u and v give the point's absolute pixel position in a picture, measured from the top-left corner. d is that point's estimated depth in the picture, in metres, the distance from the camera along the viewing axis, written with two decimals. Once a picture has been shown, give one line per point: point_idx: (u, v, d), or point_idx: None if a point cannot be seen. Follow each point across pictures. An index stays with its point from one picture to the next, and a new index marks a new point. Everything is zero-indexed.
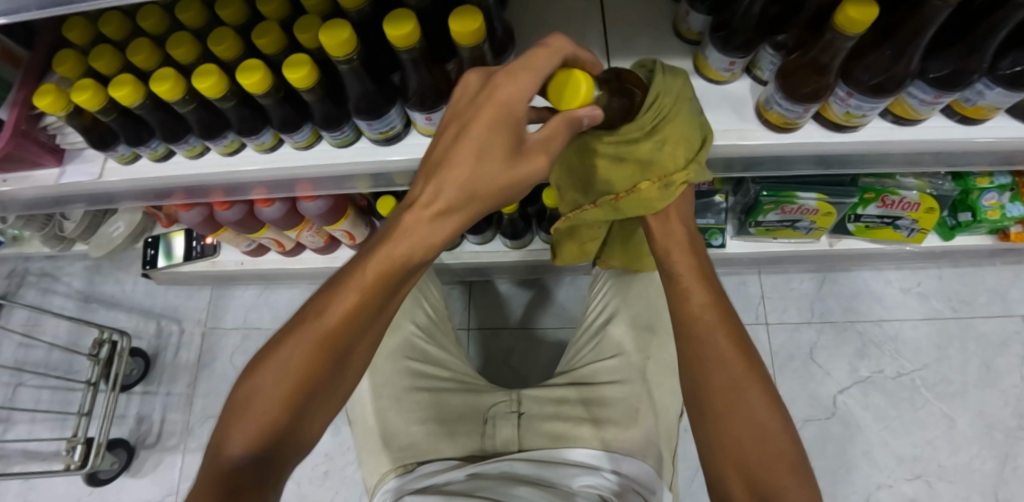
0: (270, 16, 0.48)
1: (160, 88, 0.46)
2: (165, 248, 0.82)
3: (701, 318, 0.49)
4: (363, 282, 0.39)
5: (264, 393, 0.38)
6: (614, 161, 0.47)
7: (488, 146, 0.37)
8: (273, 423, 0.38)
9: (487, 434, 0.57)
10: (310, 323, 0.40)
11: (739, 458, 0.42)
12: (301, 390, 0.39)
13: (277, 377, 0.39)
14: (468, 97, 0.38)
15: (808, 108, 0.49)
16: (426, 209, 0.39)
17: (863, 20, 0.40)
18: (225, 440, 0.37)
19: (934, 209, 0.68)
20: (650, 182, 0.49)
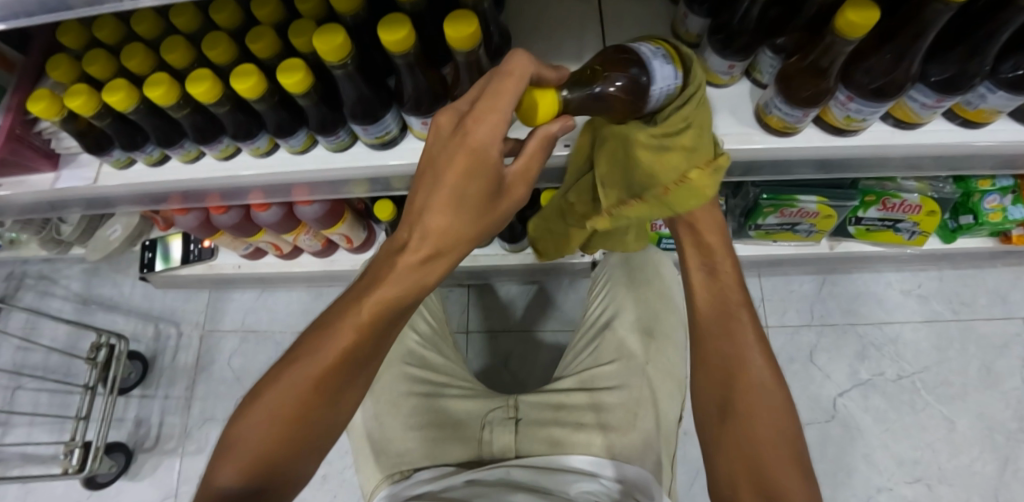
0: (264, 20, 0.48)
1: (154, 92, 0.46)
2: (162, 251, 0.82)
3: (732, 320, 0.49)
4: (357, 323, 0.38)
5: (251, 435, 0.39)
6: (658, 150, 0.41)
7: (468, 191, 0.35)
8: (261, 464, 0.39)
9: (485, 440, 0.57)
10: (306, 360, 0.39)
11: (751, 459, 0.42)
12: (286, 432, 0.39)
13: (266, 419, 0.39)
14: (442, 139, 0.35)
15: (807, 112, 0.48)
16: (414, 254, 0.37)
17: (864, 24, 0.39)
18: (215, 475, 0.39)
19: (935, 211, 0.68)
20: (698, 171, 0.42)
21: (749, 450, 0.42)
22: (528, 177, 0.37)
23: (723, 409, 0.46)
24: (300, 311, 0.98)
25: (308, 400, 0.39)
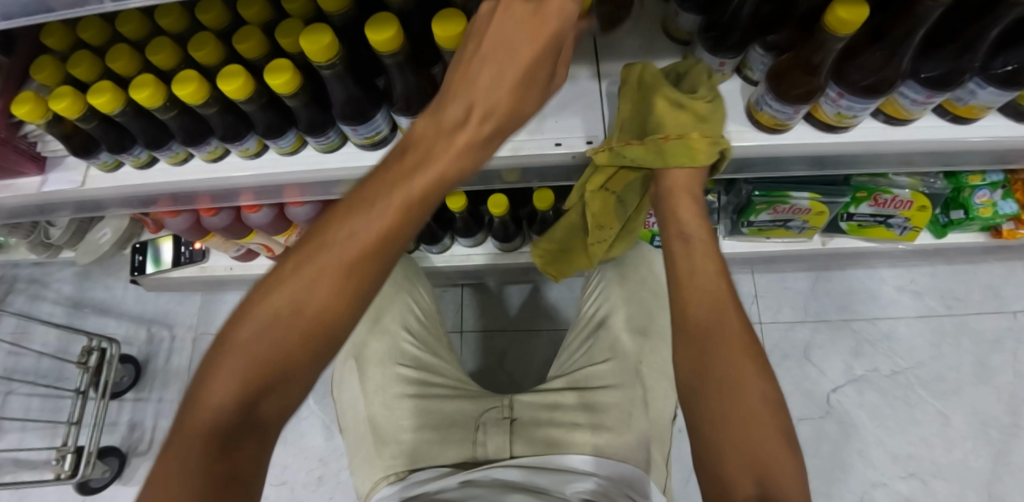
0: (251, 20, 0.47)
1: (140, 95, 0.46)
2: (153, 254, 0.81)
3: (705, 278, 0.45)
4: (404, 200, 0.34)
5: (258, 342, 0.32)
6: (673, 106, 0.47)
7: (533, 72, 0.35)
8: (269, 375, 0.32)
9: (479, 442, 0.57)
10: (336, 247, 0.33)
11: (744, 446, 0.38)
12: (302, 346, 0.32)
13: (277, 323, 0.32)
14: (508, 14, 0.35)
15: (798, 109, 0.48)
16: (468, 132, 0.35)
17: (854, 21, 0.40)
18: (205, 390, 0.31)
19: (927, 207, 0.68)
20: (700, 136, 0.46)
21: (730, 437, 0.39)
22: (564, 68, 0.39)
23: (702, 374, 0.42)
24: None
25: (343, 297, 0.33)
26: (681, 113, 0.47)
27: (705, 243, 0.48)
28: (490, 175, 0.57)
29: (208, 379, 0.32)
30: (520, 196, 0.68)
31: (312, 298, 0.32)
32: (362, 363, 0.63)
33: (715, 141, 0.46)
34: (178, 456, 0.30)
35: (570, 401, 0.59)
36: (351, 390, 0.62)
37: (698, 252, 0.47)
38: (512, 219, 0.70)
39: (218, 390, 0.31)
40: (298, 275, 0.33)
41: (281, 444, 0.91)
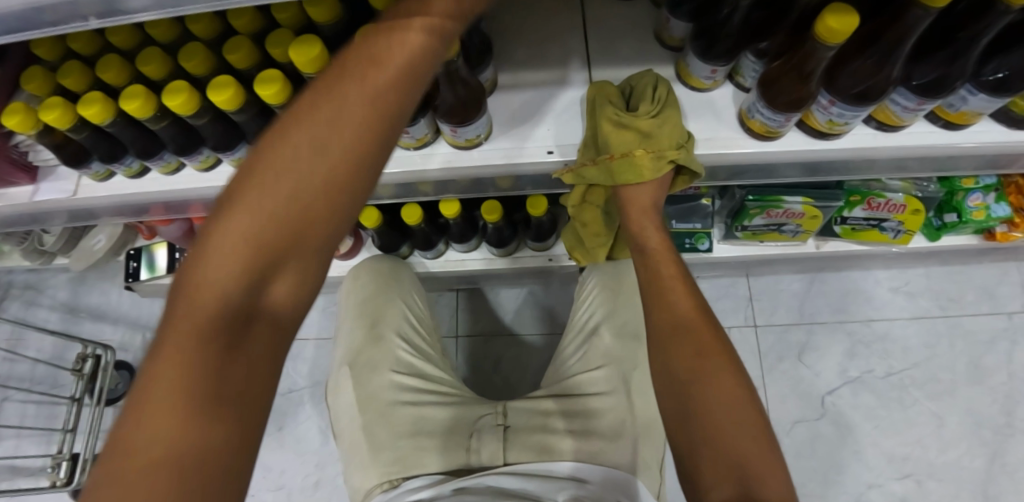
0: (241, 29, 0.47)
1: (130, 106, 0.45)
2: (147, 260, 0.79)
3: (671, 289, 0.53)
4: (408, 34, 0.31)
5: (276, 201, 0.29)
6: (617, 127, 0.48)
7: None
8: (276, 232, 0.29)
9: (473, 449, 0.56)
10: (338, 87, 0.30)
11: (717, 434, 0.44)
12: (324, 215, 0.30)
13: (280, 173, 0.29)
14: None
15: (789, 117, 0.48)
16: None
17: (843, 31, 0.40)
18: (207, 260, 0.29)
19: (920, 211, 0.68)
20: (644, 152, 0.50)
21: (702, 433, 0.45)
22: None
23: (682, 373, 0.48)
24: None
25: (351, 139, 0.30)
26: (625, 131, 0.49)
27: (670, 258, 0.55)
28: (483, 182, 0.57)
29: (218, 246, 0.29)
30: (513, 201, 0.68)
31: (317, 140, 0.29)
32: (356, 371, 0.63)
33: (659, 156, 0.49)
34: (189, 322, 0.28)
35: (561, 408, 0.60)
36: (346, 397, 0.62)
37: (659, 265, 0.55)
38: (507, 224, 0.70)
39: (219, 255, 0.29)
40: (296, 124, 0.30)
41: (278, 449, 0.91)
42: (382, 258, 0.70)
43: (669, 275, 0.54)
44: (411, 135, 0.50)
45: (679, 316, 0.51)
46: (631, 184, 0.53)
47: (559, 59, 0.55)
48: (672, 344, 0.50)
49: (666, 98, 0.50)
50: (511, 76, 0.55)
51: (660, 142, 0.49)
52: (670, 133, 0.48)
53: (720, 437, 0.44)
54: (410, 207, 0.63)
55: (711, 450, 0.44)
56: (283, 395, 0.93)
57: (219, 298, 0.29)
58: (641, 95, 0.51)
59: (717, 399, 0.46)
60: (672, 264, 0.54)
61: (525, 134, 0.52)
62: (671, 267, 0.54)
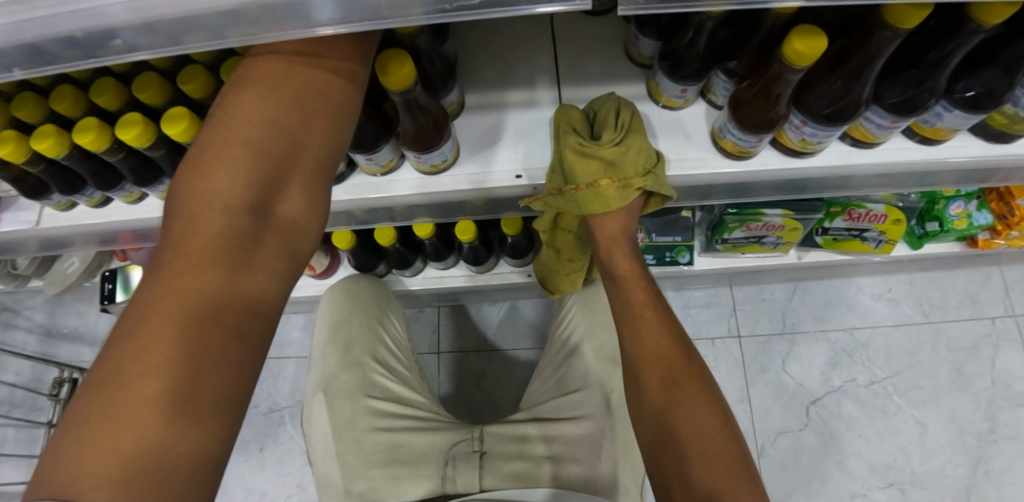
0: (198, 58, 0.46)
1: (83, 139, 0.44)
2: (123, 282, 0.78)
3: (643, 316, 0.52)
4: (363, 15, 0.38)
5: (259, 144, 0.33)
6: (582, 156, 0.48)
7: None
8: (269, 158, 0.34)
9: (448, 477, 0.56)
10: (310, 48, 0.36)
11: (692, 464, 0.44)
12: (300, 157, 0.35)
13: (267, 105, 0.34)
14: None
15: (761, 137, 0.47)
16: None
17: (811, 53, 0.38)
18: (204, 180, 0.32)
19: (901, 221, 0.67)
20: (610, 181, 0.50)
21: (678, 465, 0.44)
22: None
23: (664, 400, 0.48)
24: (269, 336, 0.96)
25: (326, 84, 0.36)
26: (590, 159, 0.48)
27: (642, 284, 0.54)
28: (453, 206, 0.56)
29: (199, 194, 0.32)
30: (488, 220, 0.67)
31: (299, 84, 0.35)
32: (330, 394, 0.63)
33: (624, 186, 0.49)
34: (179, 277, 0.30)
35: (539, 433, 0.59)
36: (321, 422, 0.62)
37: (631, 292, 0.54)
38: (483, 242, 0.69)
39: (219, 172, 0.32)
40: (277, 69, 0.35)
41: (260, 469, 0.90)
42: (356, 279, 0.68)
43: (641, 301, 0.53)
44: (376, 161, 0.48)
45: (648, 341, 0.51)
46: (598, 213, 0.52)
47: (527, 79, 0.55)
48: (644, 372, 0.50)
49: (630, 123, 0.49)
50: (479, 98, 0.54)
51: (626, 170, 0.48)
52: (635, 161, 0.48)
53: (692, 468, 0.43)
54: (383, 229, 0.62)
55: (694, 472, 0.43)
56: (265, 415, 0.93)
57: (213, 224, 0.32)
58: (604, 121, 0.50)
59: (691, 428, 0.45)
60: (643, 289, 0.54)
61: (492, 159, 0.51)
62: (642, 293, 0.54)
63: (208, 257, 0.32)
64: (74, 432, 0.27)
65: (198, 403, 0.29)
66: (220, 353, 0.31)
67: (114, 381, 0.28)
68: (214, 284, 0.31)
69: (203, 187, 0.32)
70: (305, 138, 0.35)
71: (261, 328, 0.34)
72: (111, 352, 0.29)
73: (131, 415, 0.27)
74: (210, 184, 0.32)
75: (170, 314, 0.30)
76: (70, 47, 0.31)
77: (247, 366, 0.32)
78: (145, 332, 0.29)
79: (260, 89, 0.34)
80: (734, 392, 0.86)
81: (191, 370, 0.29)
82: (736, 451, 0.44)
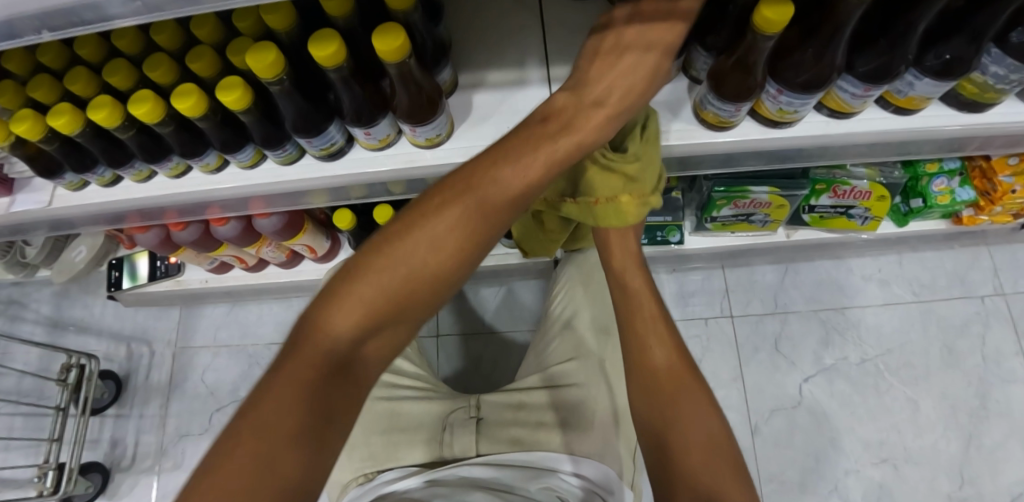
0: (204, 39, 0.49)
1: (97, 115, 0.47)
2: (129, 269, 0.81)
3: (650, 325, 0.53)
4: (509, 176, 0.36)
5: (376, 289, 0.35)
6: (604, 169, 0.50)
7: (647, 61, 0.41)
8: (381, 309, 0.35)
9: (445, 442, 0.58)
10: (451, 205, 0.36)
11: (691, 460, 0.44)
12: (406, 308, 0.36)
13: (388, 265, 0.35)
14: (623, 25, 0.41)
15: (739, 107, 0.50)
16: (596, 107, 0.40)
17: (780, 20, 0.41)
18: (332, 311, 0.34)
19: (885, 197, 0.69)
20: (629, 198, 0.51)
21: (673, 465, 0.45)
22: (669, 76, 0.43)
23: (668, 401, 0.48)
24: (271, 322, 0.97)
25: (443, 254, 0.36)
26: (611, 174, 0.50)
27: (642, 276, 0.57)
28: None
29: (332, 302, 0.34)
30: None
31: (420, 248, 0.35)
32: None
33: (642, 204, 0.52)
34: (294, 380, 0.32)
35: (534, 402, 0.61)
36: None
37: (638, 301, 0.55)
38: None
39: (338, 310, 0.34)
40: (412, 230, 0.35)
41: None
42: None
43: (642, 296, 0.55)
44: (374, 134, 0.51)
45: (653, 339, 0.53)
46: (613, 229, 0.55)
47: (516, 60, 0.57)
48: (652, 375, 0.50)
49: (652, 140, 0.51)
50: (471, 78, 0.57)
51: (643, 188, 0.51)
52: (651, 179, 0.51)
53: (683, 472, 0.44)
54: (382, 207, 0.64)
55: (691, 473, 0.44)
56: None
57: (328, 344, 0.34)
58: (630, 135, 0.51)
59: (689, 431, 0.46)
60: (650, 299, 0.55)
61: (485, 133, 0.54)
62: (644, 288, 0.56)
63: (318, 371, 0.33)
64: (198, 476, 0.29)
65: (295, 455, 0.30)
66: (305, 445, 0.31)
67: (235, 434, 0.30)
68: (342, 364, 0.34)
69: (329, 313, 0.34)
70: (418, 288, 0.36)
71: (346, 424, 0.34)
72: (242, 413, 0.31)
73: (240, 466, 0.29)
74: (354, 292, 0.34)
75: (291, 396, 0.32)
76: (88, 11, 0.33)
77: (329, 450, 0.33)
78: (261, 413, 0.31)
79: (395, 236, 0.36)
80: (730, 371, 0.87)
81: (285, 450, 0.30)
82: (731, 454, 0.46)
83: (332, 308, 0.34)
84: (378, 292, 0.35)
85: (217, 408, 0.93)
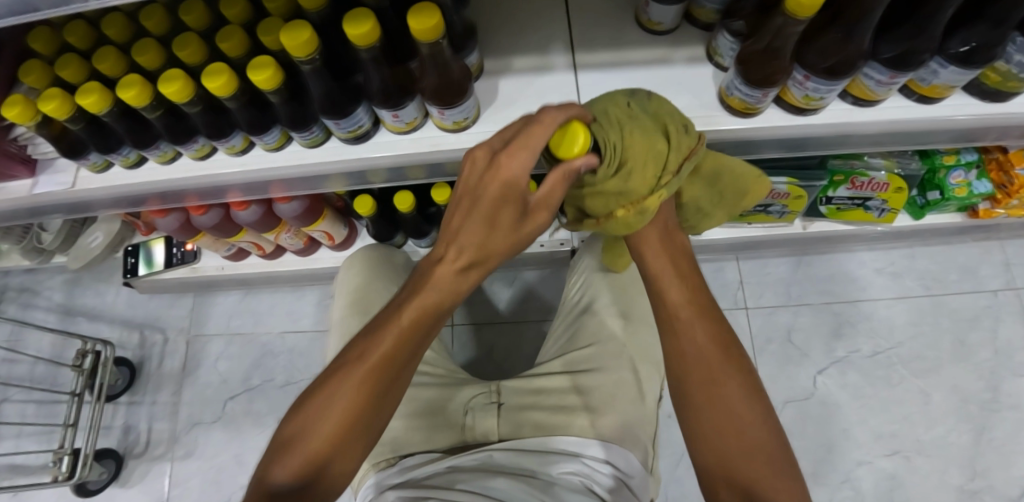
0: (233, 20, 0.49)
1: (127, 94, 0.47)
2: (145, 256, 0.81)
3: (681, 313, 0.49)
4: (399, 330, 0.43)
5: (303, 445, 0.41)
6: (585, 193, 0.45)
7: (500, 213, 0.42)
8: (313, 460, 0.40)
9: (467, 426, 0.59)
10: (354, 362, 0.42)
11: (720, 460, 0.44)
12: (333, 452, 0.41)
13: (305, 426, 0.41)
14: (479, 172, 0.43)
15: (766, 93, 0.50)
16: (454, 263, 0.43)
17: (812, 5, 0.41)
18: (274, 469, 0.41)
19: (903, 188, 0.70)
20: (625, 209, 0.46)
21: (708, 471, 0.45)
22: (549, 207, 0.43)
23: (705, 399, 0.46)
24: (284, 310, 0.97)
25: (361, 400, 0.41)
26: (594, 195, 0.45)
27: (663, 250, 0.51)
28: None
29: (272, 465, 0.41)
30: None
31: (333, 403, 0.41)
32: None
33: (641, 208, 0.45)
34: None
35: (556, 386, 0.61)
36: None
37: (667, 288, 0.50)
38: None
39: (275, 471, 0.40)
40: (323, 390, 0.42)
41: None
42: (374, 247, 0.74)
43: (665, 276, 0.51)
44: (401, 117, 0.51)
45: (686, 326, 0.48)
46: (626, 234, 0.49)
47: (540, 45, 0.57)
48: (687, 376, 0.47)
49: (622, 140, 0.43)
50: (495, 63, 0.57)
51: (638, 193, 0.44)
52: (643, 180, 0.44)
53: (717, 479, 0.44)
54: (403, 194, 0.64)
55: (726, 480, 0.43)
56: (281, 388, 0.92)
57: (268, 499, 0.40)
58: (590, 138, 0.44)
59: (726, 434, 0.44)
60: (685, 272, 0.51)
61: (511, 117, 0.54)
62: (666, 265, 0.51)
63: None
64: None
65: None
66: None
67: None
68: None
69: (269, 473, 0.41)
70: (345, 436, 0.41)
71: None
72: None
73: None
74: (283, 456, 0.40)
75: None
76: None
77: None
78: None
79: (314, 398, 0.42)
80: None
81: None
82: (774, 443, 0.44)
83: (273, 469, 0.41)
84: (308, 449, 0.40)
85: (229, 396, 0.92)
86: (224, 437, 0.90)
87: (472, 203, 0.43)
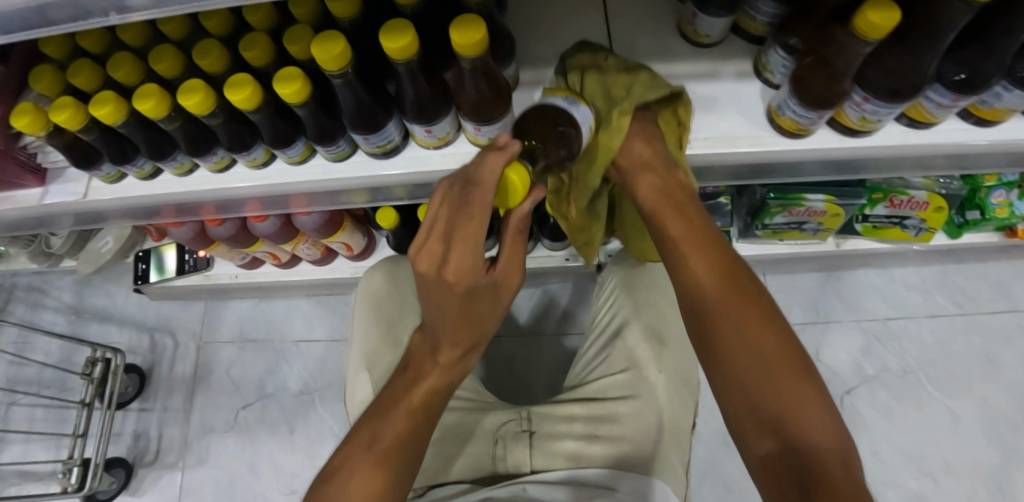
0: (257, 26, 0.46)
1: (144, 105, 0.44)
2: (156, 262, 0.79)
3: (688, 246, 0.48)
4: (407, 409, 0.44)
5: None
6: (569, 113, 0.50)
7: (478, 301, 0.40)
8: None
9: (499, 456, 0.56)
10: (362, 451, 0.42)
11: (744, 391, 0.41)
12: None
13: None
14: (433, 278, 0.37)
15: (822, 114, 0.47)
16: (453, 348, 0.43)
17: (886, 25, 0.37)
18: None
19: (943, 208, 0.67)
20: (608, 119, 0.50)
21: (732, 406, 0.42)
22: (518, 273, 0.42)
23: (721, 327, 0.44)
24: (299, 316, 0.95)
25: (378, 480, 0.41)
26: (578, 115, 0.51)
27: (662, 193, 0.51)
28: None
29: None
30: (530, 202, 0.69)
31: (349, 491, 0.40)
32: (373, 372, 0.65)
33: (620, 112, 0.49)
34: None
35: (589, 414, 0.59)
36: (363, 388, 0.64)
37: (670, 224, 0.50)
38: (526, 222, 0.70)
39: None
40: (338, 476, 0.42)
41: (289, 450, 0.88)
42: (394, 258, 0.72)
43: (669, 214, 0.51)
44: (435, 132, 0.48)
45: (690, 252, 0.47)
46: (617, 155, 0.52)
47: None
48: (700, 302, 0.45)
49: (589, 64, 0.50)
50: (532, 74, 0.54)
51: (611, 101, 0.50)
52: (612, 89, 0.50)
53: (743, 411, 0.41)
54: None
55: (752, 412, 0.41)
56: (296, 397, 0.90)
57: None
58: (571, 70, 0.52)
59: (747, 359, 0.42)
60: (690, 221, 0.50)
61: None
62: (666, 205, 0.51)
63: None
64: None
65: None
66: None
67: None
68: None
69: None
70: None
71: None
72: None
73: None
74: None
75: None
76: None
77: None
78: None
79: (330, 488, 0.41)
80: None
81: None
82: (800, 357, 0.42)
83: None
84: None
85: (243, 404, 0.91)
86: (238, 445, 0.89)
87: (439, 298, 0.38)
